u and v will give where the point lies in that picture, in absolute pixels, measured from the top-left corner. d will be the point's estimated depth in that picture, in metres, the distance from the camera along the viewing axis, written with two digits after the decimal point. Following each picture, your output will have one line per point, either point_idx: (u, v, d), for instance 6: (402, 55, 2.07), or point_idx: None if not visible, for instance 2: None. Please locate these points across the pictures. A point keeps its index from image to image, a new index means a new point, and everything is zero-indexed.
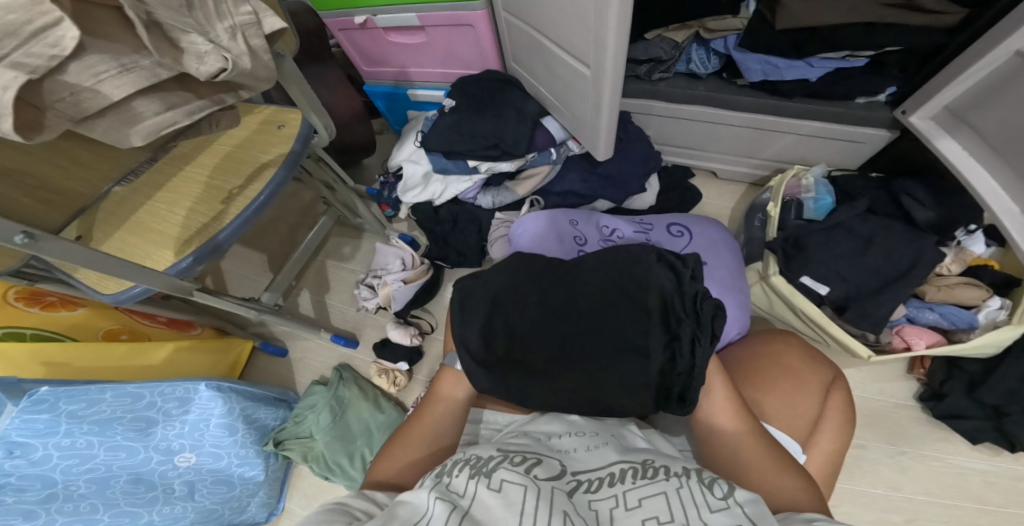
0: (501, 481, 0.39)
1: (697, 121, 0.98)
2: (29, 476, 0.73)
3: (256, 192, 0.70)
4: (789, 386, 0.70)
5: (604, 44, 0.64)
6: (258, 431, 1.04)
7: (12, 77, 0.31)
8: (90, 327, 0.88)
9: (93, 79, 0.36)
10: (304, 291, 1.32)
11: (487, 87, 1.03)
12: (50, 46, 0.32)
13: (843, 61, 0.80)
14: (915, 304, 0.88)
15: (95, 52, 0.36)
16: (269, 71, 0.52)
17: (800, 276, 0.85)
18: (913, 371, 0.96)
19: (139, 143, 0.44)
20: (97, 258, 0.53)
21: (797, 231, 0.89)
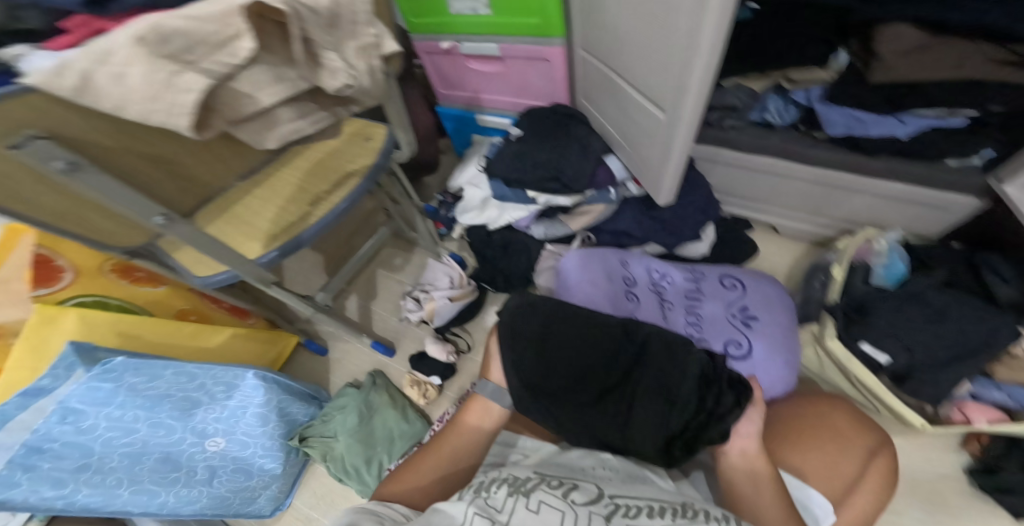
0: (539, 503, 0.41)
1: (765, 173, 0.95)
2: (72, 444, 0.74)
3: (340, 199, 0.76)
4: (831, 449, 0.68)
5: (683, 94, 0.63)
6: (287, 426, 1.06)
7: (199, 81, 0.35)
8: (166, 304, 0.94)
9: (253, 87, 0.42)
10: (353, 295, 1.37)
11: (554, 121, 1.06)
12: (230, 57, 0.38)
13: (940, 119, 0.76)
14: (983, 381, 0.83)
15: (260, 66, 0.41)
16: (378, 89, 0.57)
17: (858, 341, 0.83)
18: (967, 445, 0.89)
19: (273, 146, 0.48)
20: (213, 243, 0.57)
21: (864, 297, 0.87)
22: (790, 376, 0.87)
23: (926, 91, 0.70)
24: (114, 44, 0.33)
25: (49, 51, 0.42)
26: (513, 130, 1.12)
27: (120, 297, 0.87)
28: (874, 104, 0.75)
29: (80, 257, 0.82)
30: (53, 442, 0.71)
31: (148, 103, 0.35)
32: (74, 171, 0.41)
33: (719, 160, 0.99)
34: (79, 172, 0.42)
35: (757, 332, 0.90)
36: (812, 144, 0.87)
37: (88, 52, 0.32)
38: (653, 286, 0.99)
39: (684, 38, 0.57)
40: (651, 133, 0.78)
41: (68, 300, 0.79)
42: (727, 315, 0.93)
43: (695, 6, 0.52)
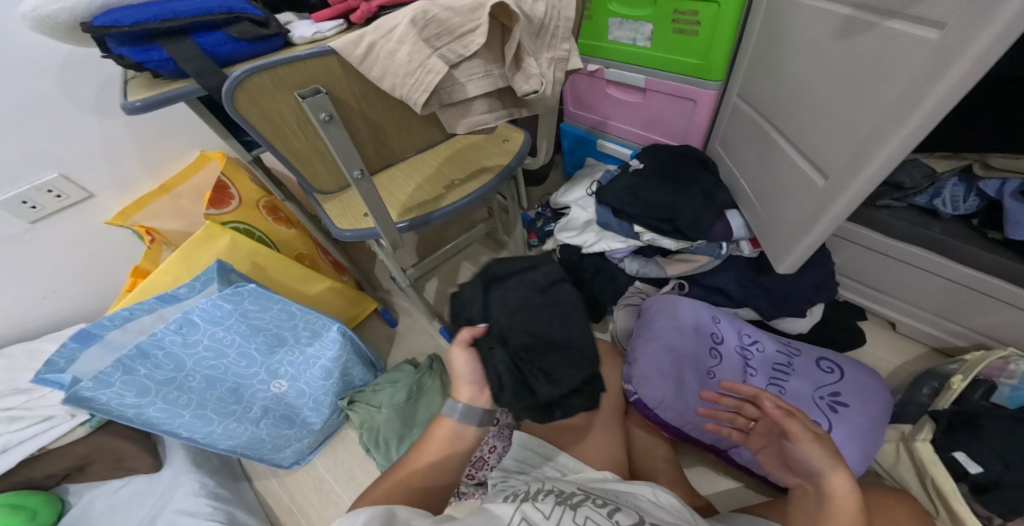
0: (586, 518, 0.48)
1: (905, 262, 0.88)
2: (172, 355, 0.79)
3: (471, 189, 0.79)
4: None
5: (858, 163, 0.61)
6: (344, 385, 1.11)
7: (441, 66, 0.43)
8: (292, 246, 1.07)
9: (467, 77, 0.47)
10: (434, 279, 1.42)
11: (682, 161, 1.05)
12: (462, 47, 0.44)
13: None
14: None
15: (477, 59, 0.47)
16: (553, 99, 0.59)
17: (953, 450, 0.72)
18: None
19: (461, 132, 0.52)
20: (379, 207, 0.60)
21: (981, 412, 0.74)
22: (863, 468, 0.78)
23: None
24: (398, 24, 0.41)
25: (312, 21, 0.61)
26: (634, 161, 1.12)
27: (263, 230, 1.00)
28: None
29: (246, 189, 1.00)
30: (159, 348, 0.77)
31: (405, 77, 0.43)
32: (328, 124, 0.47)
33: (856, 239, 0.92)
34: (329, 124, 0.48)
35: (842, 418, 0.81)
36: (976, 240, 0.78)
37: (379, 29, 0.41)
38: (740, 350, 0.93)
39: (887, 107, 0.54)
40: (799, 198, 0.74)
41: (228, 222, 0.93)
42: (814, 397, 0.85)
43: (920, 79, 0.50)
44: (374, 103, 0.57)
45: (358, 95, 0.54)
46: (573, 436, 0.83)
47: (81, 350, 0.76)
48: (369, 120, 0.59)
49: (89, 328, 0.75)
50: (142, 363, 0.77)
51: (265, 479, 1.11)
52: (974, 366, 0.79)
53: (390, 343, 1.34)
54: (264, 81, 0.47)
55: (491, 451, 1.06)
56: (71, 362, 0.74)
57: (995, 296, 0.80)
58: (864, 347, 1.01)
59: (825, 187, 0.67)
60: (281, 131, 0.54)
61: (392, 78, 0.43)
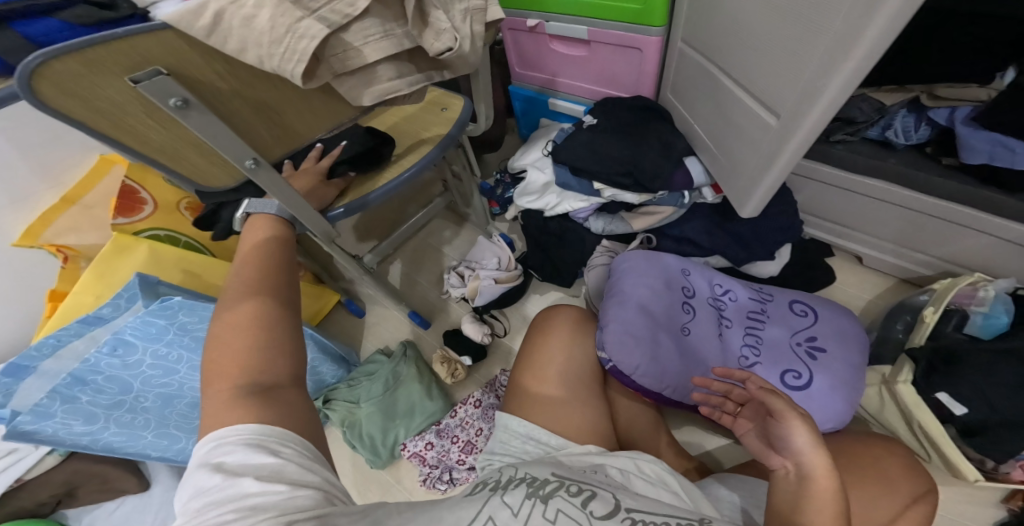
0: (556, 512, 0.43)
1: (861, 196, 0.86)
2: (115, 378, 0.74)
3: (410, 164, 0.73)
4: (874, 490, 0.65)
5: (808, 102, 0.57)
6: (315, 384, 1.12)
7: (318, 28, 0.33)
8: (229, 248, 1.01)
9: (362, 40, 0.39)
10: (398, 262, 1.36)
11: (635, 112, 1.00)
12: (348, 5, 0.35)
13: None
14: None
15: (372, 17, 0.39)
16: (476, 57, 0.53)
17: (935, 391, 0.72)
18: (1009, 499, 0.79)
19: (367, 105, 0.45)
20: (285, 192, 0.54)
21: (956, 345, 0.74)
22: (848, 416, 0.78)
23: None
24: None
25: None
26: (586, 118, 1.06)
27: (187, 234, 0.94)
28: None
29: (161, 193, 0.91)
30: (97, 373, 0.70)
31: (272, 46, 0.33)
32: (186, 110, 0.37)
33: (815, 176, 0.90)
34: (188, 109, 0.38)
35: (821, 365, 0.82)
36: (932, 169, 0.77)
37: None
38: (713, 301, 0.92)
39: (833, 40, 0.50)
40: (755, 143, 0.71)
41: (143, 230, 0.87)
42: (791, 343, 0.86)
43: (860, 6, 0.45)
44: (262, 84, 0.41)
45: (226, 73, 0.38)
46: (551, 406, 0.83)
47: (16, 383, 0.68)
48: (259, 107, 0.43)
49: (16, 362, 0.66)
50: (82, 390, 0.71)
51: None
52: (944, 296, 0.78)
53: (361, 334, 1.29)
54: (72, 66, 0.31)
55: (478, 433, 1.04)
56: (8, 396, 0.67)
57: (953, 221, 0.79)
58: (833, 285, 1.01)
59: (778, 127, 0.64)
60: (127, 126, 0.39)
61: (257, 49, 0.33)
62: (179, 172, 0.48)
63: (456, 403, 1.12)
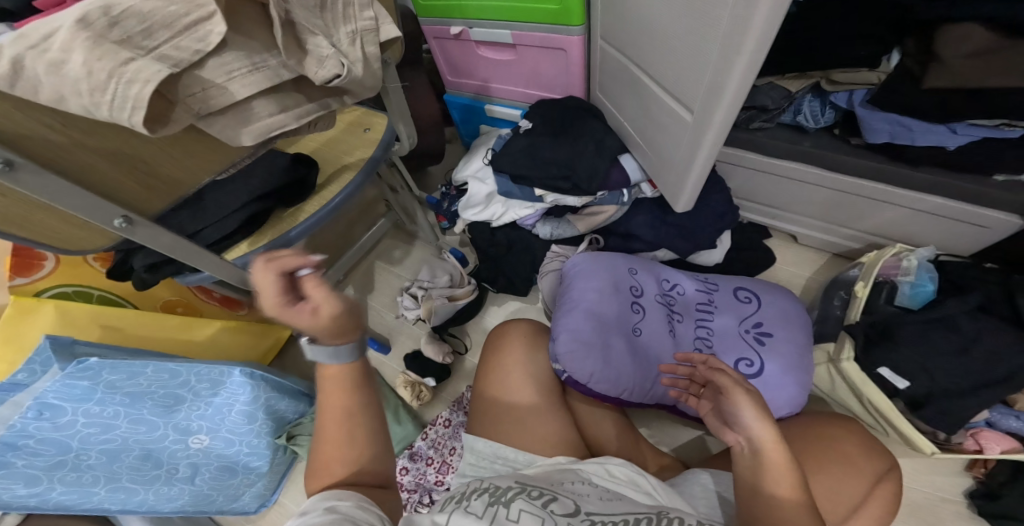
0: (520, 512, 0.43)
1: (788, 179, 0.89)
2: (48, 440, 0.70)
3: (334, 193, 0.69)
4: (838, 475, 0.69)
5: (717, 93, 0.60)
6: (275, 423, 1.01)
7: (156, 70, 0.30)
8: (152, 297, 0.95)
9: (224, 76, 0.36)
10: (350, 287, 1.28)
11: (566, 113, 0.99)
12: (197, 41, 0.32)
13: (994, 130, 0.67)
14: (1000, 409, 0.76)
15: (233, 50, 0.35)
16: (375, 79, 0.50)
17: (878, 367, 0.75)
18: (971, 468, 0.84)
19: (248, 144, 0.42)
20: (178, 243, 0.51)
21: (889, 320, 0.77)
22: (803, 397, 0.81)
23: (989, 96, 0.61)
24: (59, 27, 0.28)
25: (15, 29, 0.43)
26: (522, 122, 1.04)
27: (99, 287, 0.88)
28: (918, 113, 0.67)
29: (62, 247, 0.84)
30: (27, 438, 0.67)
31: (94, 95, 0.29)
32: (10, 173, 0.33)
33: (743, 163, 0.92)
34: (14, 170, 0.34)
35: (770, 350, 0.84)
36: (844, 149, 0.80)
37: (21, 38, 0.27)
38: (662, 297, 0.91)
39: (727, 28, 0.54)
40: (674, 137, 0.74)
41: (44, 290, 0.82)
42: (740, 331, 0.87)
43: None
44: (114, 138, 0.38)
45: (60, 125, 0.34)
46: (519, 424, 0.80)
47: None
48: (117, 157, 0.40)
49: None
50: (15, 455, 0.68)
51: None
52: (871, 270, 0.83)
53: (319, 366, 1.23)
54: None
55: (451, 452, 1.03)
56: None
57: (871, 197, 0.83)
58: (776, 266, 1.03)
59: (694, 120, 0.67)
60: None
61: (77, 99, 0.30)
62: (43, 240, 0.44)
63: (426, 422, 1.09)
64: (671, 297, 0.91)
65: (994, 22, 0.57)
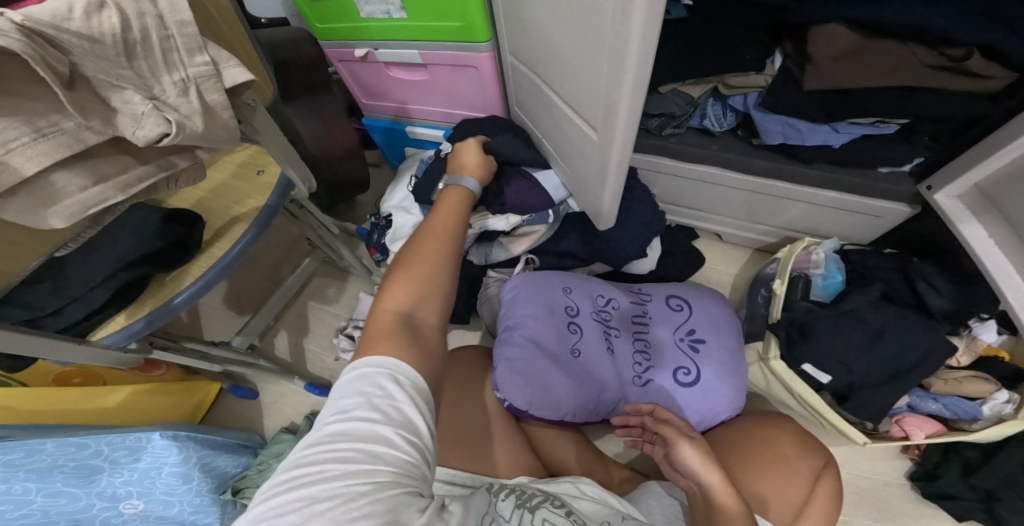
0: (546, 518, 0.48)
1: (706, 183, 0.90)
2: None
3: (224, 249, 0.63)
4: (779, 475, 0.71)
5: (614, 111, 0.58)
6: (217, 479, 0.94)
7: None
8: (40, 370, 0.89)
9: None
10: (282, 332, 1.18)
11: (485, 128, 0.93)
12: None
13: (871, 127, 0.72)
14: (919, 392, 0.79)
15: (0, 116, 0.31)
16: (229, 130, 0.45)
17: (802, 364, 0.74)
18: (907, 451, 0.90)
19: (60, 225, 0.38)
20: (37, 343, 0.47)
21: (803, 314, 0.77)
22: (739, 399, 0.83)
23: (859, 97, 0.65)
24: None
25: None
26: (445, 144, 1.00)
27: None
28: (806, 115, 0.70)
29: None
30: None
31: None
32: None
33: (661, 170, 0.92)
34: None
35: (704, 356, 0.84)
36: (749, 151, 0.82)
37: None
38: (597, 315, 0.89)
39: (610, 45, 0.52)
40: (585, 153, 0.72)
41: None
42: (675, 340, 0.87)
43: (620, 15, 0.47)
44: None
45: None
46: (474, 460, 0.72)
47: None
48: None
49: None
50: None
51: None
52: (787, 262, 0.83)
53: (258, 417, 1.12)
54: None
55: None
56: None
57: (779, 195, 0.85)
58: (705, 266, 1.05)
59: (598, 138, 0.65)
60: None
61: None
62: None
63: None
64: (607, 312, 0.90)
65: (853, 23, 0.59)
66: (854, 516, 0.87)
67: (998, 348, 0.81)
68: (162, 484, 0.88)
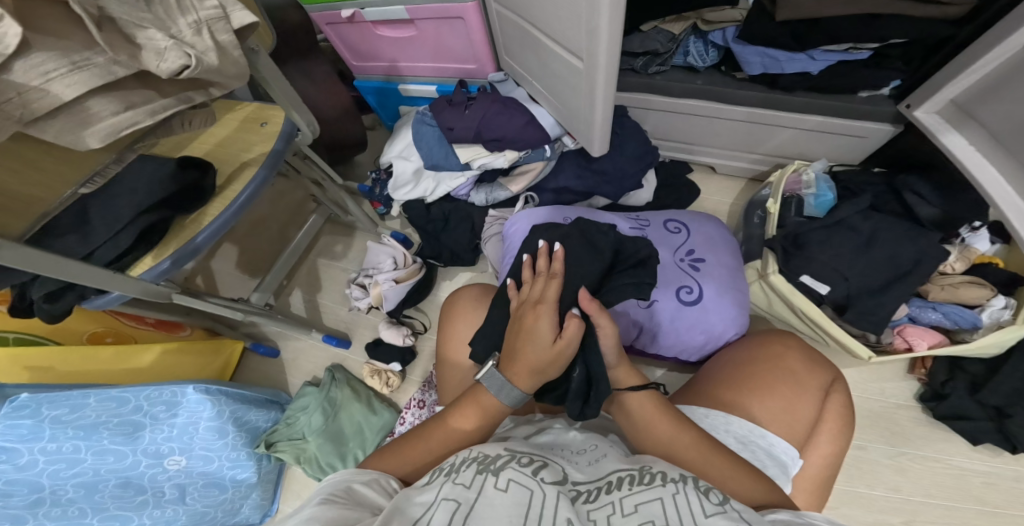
0: (508, 481, 0.40)
1: (695, 116, 0.91)
2: (18, 482, 0.73)
3: (238, 191, 0.68)
4: (789, 393, 0.69)
5: (596, 38, 0.62)
6: (249, 434, 0.97)
7: None
8: (74, 331, 0.91)
9: (41, 77, 0.36)
10: (296, 290, 1.23)
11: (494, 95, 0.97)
12: None
13: (846, 53, 0.74)
14: (917, 303, 0.76)
15: (42, 51, 0.36)
16: (238, 67, 0.49)
17: (800, 275, 0.74)
18: (916, 371, 0.92)
19: (96, 145, 0.44)
20: (67, 264, 0.52)
21: (798, 228, 0.77)
22: (743, 317, 0.82)
23: (830, 25, 0.68)
24: None
25: None
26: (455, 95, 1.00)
27: (15, 329, 0.84)
28: (782, 43, 0.72)
29: None
30: None
31: None
32: None
33: (651, 107, 0.95)
34: None
35: (705, 274, 0.83)
36: (732, 83, 0.85)
37: None
38: None
39: None
40: (575, 86, 0.76)
41: None
42: (676, 261, 0.85)
43: None
44: None
45: None
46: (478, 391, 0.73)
47: None
48: None
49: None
50: None
51: None
52: (779, 186, 0.82)
53: (282, 372, 1.19)
54: None
55: None
56: None
57: (765, 122, 0.87)
58: (700, 198, 1.06)
59: (584, 67, 0.68)
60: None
61: None
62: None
63: (402, 409, 1.06)
64: None
65: None
66: (870, 440, 0.91)
67: (992, 257, 0.79)
68: (200, 441, 0.88)
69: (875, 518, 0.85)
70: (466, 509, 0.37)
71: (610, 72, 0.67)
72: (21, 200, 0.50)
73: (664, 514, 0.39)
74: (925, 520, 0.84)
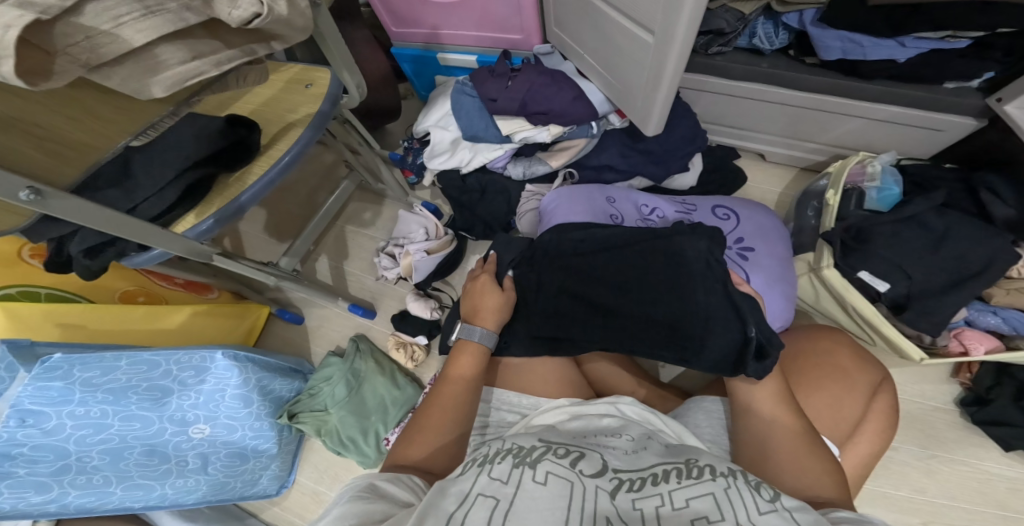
0: (546, 474, 0.39)
1: (756, 100, 0.88)
2: (45, 447, 0.70)
3: (282, 152, 0.66)
4: (836, 389, 0.68)
5: (677, 12, 0.58)
6: (273, 403, 0.96)
7: (18, 15, 0.28)
8: (106, 288, 0.90)
9: (112, 22, 0.34)
10: (323, 256, 1.22)
11: (543, 68, 0.93)
12: None
13: (942, 41, 0.70)
14: (977, 306, 0.74)
15: None
16: (303, 19, 0.47)
17: (858, 271, 0.72)
18: (959, 375, 0.91)
19: (161, 95, 0.41)
20: (110, 217, 0.50)
21: (860, 222, 0.74)
22: (790, 309, 0.80)
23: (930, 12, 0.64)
24: None
25: None
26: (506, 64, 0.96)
27: (46, 284, 0.83)
28: (870, 27, 0.69)
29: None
30: (17, 447, 0.66)
31: None
32: None
33: (708, 88, 0.91)
34: None
35: (754, 264, 0.80)
36: (800, 68, 0.81)
37: None
38: (641, 222, 0.87)
39: None
40: (638, 63, 0.73)
41: None
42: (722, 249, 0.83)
43: None
44: None
45: None
46: (518, 372, 0.72)
47: None
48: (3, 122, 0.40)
49: None
50: (14, 465, 0.68)
51: (267, 508, 1.07)
52: (840, 177, 0.79)
53: (305, 339, 1.19)
54: None
55: None
56: None
57: (830, 110, 0.84)
58: (746, 185, 1.03)
59: (656, 41, 0.65)
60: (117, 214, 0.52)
61: None
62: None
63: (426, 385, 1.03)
64: (653, 216, 0.87)
65: None
66: (901, 442, 0.90)
67: None
68: (222, 408, 0.87)
69: (897, 517, 0.85)
70: (505, 506, 0.36)
71: (683, 50, 0.63)
72: (74, 146, 0.48)
73: (716, 509, 0.38)
74: (947, 523, 0.83)
